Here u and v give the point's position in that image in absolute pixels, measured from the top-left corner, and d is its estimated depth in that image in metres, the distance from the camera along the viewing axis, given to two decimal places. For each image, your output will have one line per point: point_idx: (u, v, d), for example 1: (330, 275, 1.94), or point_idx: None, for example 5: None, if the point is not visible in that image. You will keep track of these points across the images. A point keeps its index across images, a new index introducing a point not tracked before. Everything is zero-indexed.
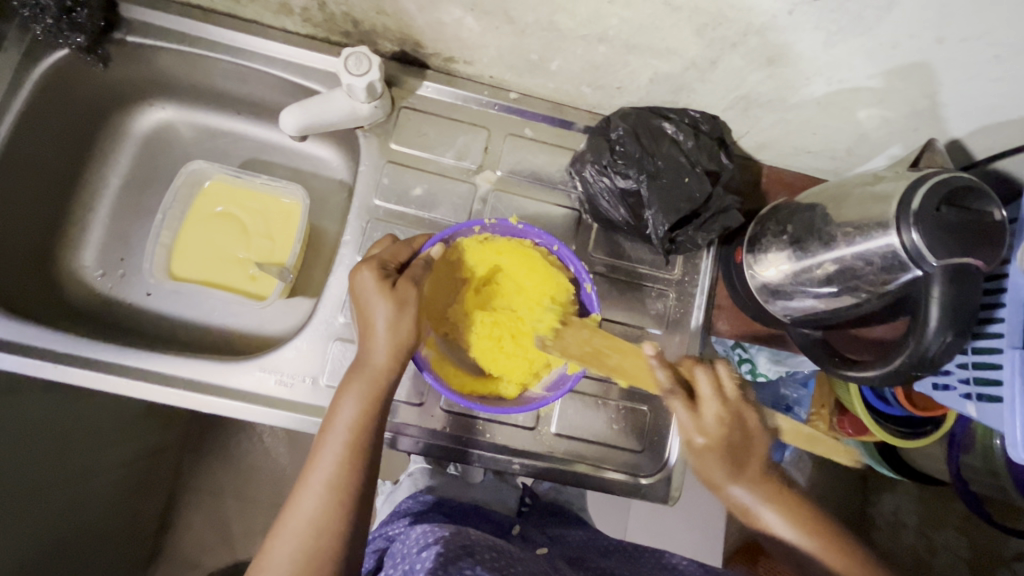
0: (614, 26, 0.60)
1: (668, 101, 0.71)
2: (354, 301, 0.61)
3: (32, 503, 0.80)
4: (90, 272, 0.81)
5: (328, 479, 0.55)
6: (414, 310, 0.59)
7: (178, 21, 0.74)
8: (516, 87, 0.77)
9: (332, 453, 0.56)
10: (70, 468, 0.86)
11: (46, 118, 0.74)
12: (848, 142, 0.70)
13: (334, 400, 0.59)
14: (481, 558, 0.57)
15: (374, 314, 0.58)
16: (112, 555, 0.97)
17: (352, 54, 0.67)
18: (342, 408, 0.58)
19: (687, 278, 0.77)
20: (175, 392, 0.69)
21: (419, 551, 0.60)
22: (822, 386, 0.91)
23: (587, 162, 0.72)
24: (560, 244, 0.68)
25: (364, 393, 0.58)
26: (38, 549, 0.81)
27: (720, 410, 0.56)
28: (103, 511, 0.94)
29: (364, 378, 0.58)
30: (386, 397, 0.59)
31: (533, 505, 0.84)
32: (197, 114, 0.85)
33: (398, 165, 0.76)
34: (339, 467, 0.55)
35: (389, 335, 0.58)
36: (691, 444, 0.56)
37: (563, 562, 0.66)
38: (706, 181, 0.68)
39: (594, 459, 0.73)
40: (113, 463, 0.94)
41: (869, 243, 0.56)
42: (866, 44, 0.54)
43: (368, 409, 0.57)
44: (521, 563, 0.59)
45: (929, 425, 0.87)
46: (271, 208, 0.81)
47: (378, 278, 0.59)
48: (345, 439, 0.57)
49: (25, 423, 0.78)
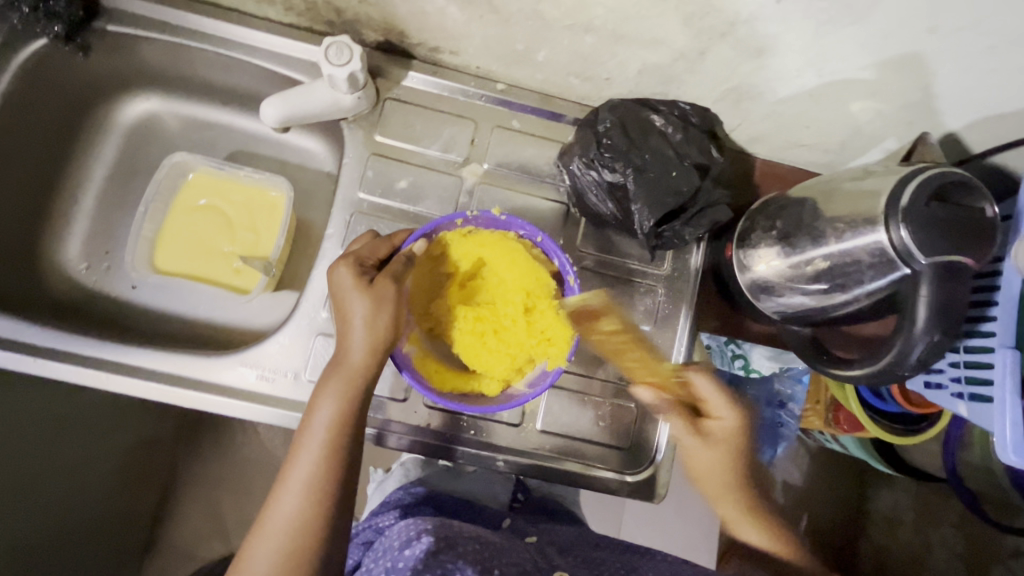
0: (600, 16, 0.58)
1: (658, 93, 0.69)
2: (332, 298, 0.60)
3: (26, 492, 0.80)
4: (75, 265, 0.80)
5: (307, 478, 0.54)
6: (393, 310, 0.58)
7: (158, 10, 0.73)
8: (503, 78, 0.75)
9: (310, 453, 0.55)
10: (63, 461, 0.87)
11: (28, 108, 0.73)
12: (841, 135, 0.69)
13: (313, 399, 0.58)
14: (464, 551, 0.57)
15: (352, 311, 0.57)
16: (106, 544, 0.98)
17: (332, 44, 0.65)
18: (321, 408, 0.57)
19: (677, 274, 0.76)
20: (156, 387, 0.68)
21: (402, 547, 0.59)
22: (819, 384, 0.96)
23: (574, 155, 0.70)
24: (544, 236, 0.67)
25: (343, 393, 0.57)
26: (32, 539, 0.82)
27: (731, 434, 0.64)
28: (99, 501, 0.95)
29: (341, 377, 0.57)
30: (364, 396, 0.58)
31: (524, 501, 0.85)
32: (182, 105, 0.84)
33: (383, 157, 0.74)
34: (317, 466, 0.55)
35: (366, 335, 0.57)
36: (691, 455, 0.66)
37: (552, 549, 0.66)
38: (693, 175, 0.67)
39: (581, 455, 0.72)
40: (105, 454, 0.95)
41: (857, 240, 0.55)
42: (857, 34, 0.53)
43: (346, 408, 0.57)
44: (505, 552, 0.59)
45: (926, 422, 0.87)
46: (255, 200, 0.80)
47: (356, 275, 0.58)
48: (324, 439, 0.56)
49: (19, 414, 0.78)
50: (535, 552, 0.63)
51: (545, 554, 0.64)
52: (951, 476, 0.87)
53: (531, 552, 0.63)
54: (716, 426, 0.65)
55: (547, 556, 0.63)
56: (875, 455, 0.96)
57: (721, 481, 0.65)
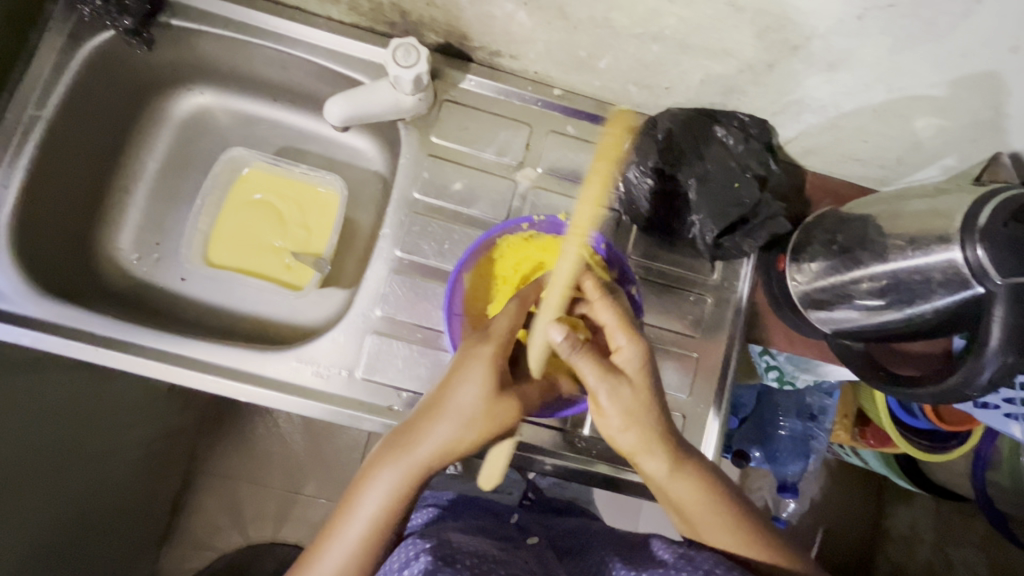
0: (671, 26, 0.59)
1: (717, 103, 0.69)
2: (442, 386, 0.58)
3: (52, 476, 0.82)
4: (127, 255, 0.81)
5: (338, 569, 0.53)
6: (497, 436, 0.57)
7: (222, 6, 0.73)
8: (560, 84, 0.76)
9: (347, 543, 0.54)
10: (89, 447, 0.88)
11: (89, 98, 0.74)
12: (900, 151, 0.69)
13: (359, 479, 0.56)
14: (464, 566, 0.52)
15: (455, 416, 0.56)
16: (125, 531, 0.98)
17: (400, 45, 0.66)
18: (368, 496, 0.55)
19: (727, 283, 0.76)
20: (212, 379, 0.68)
21: (398, 569, 0.53)
22: (848, 398, 1.00)
23: (630, 163, 0.69)
24: (607, 243, 0.67)
25: (395, 488, 0.55)
26: (53, 522, 0.82)
27: (638, 362, 0.58)
28: (122, 486, 0.96)
29: (400, 470, 0.55)
30: (415, 491, 0.56)
31: (536, 499, 0.84)
32: (234, 100, 0.85)
33: (438, 159, 0.75)
34: (352, 557, 0.54)
35: (448, 439, 0.55)
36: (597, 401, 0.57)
37: (551, 554, 0.63)
38: (755, 186, 0.68)
39: (614, 459, 0.72)
40: (129, 442, 0.96)
41: (928, 258, 0.55)
42: (935, 51, 0.53)
43: (394, 502, 0.55)
44: (507, 566, 0.54)
45: (955, 439, 0.89)
46: (307, 197, 0.81)
47: (487, 390, 0.56)
48: (366, 527, 0.54)
49: (47, 396, 0.79)
50: (534, 561, 0.59)
51: (544, 562, 0.60)
52: (980, 498, 0.89)
53: (528, 559, 0.59)
54: (623, 359, 0.58)
55: (543, 563, 0.59)
56: (895, 470, 1.01)
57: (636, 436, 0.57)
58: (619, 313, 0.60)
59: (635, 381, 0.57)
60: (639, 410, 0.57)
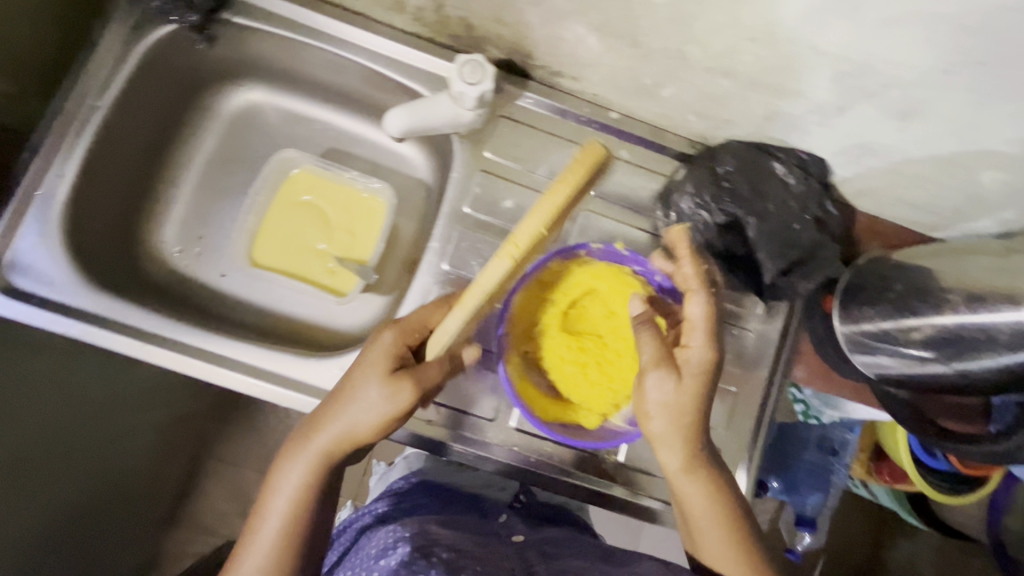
0: (745, 63, 0.58)
1: (778, 139, 0.69)
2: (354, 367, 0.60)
3: (63, 454, 0.82)
4: (169, 248, 0.80)
5: (269, 544, 0.55)
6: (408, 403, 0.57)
7: (285, 6, 0.73)
8: (618, 107, 0.75)
9: (273, 523, 0.56)
10: (103, 429, 0.88)
11: (144, 89, 0.74)
12: (959, 202, 0.68)
13: (278, 462, 0.59)
14: (438, 558, 0.51)
15: (364, 395, 0.57)
16: (130, 511, 0.98)
17: (467, 61, 0.66)
18: (290, 473, 0.57)
19: (768, 321, 0.74)
20: (254, 382, 0.68)
21: (379, 555, 0.54)
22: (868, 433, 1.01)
23: (686, 193, 0.71)
24: (662, 275, 0.68)
25: (308, 465, 0.57)
26: (64, 500, 0.83)
27: (703, 367, 0.56)
28: (133, 467, 0.96)
29: (314, 447, 0.57)
30: (336, 464, 0.58)
31: (527, 502, 0.81)
32: (283, 99, 0.84)
33: (489, 174, 0.75)
34: (280, 530, 0.55)
35: (353, 417, 0.57)
36: (643, 385, 0.57)
37: (535, 552, 0.60)
38: (814, 229, 0.70)
39: (632, 484, 0.72)
40: (146, 425, 0.96)
41: (993, 316, 0.54)
42: (1016, 111, 0.52)
43: (313, 474, 0.57)
44: (484, 560, 0.52)
45: (967, 485, 0.89)
46: (353, 204, 0.80)
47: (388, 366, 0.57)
48: (292, 499, 0.56)
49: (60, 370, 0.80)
50: (514, 557, 0.57)
51: (525, 558, 0.57)
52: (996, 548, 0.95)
53: (509, 554, 0.57)
54: (688, 357, 0.57)
55: (524, 559, 0.57)
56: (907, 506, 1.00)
57: (671, 428, 0.57)
58: (707, 312, 0.57)
59: (689, 381, 0.56)
60: (687, 409, 0.56)
